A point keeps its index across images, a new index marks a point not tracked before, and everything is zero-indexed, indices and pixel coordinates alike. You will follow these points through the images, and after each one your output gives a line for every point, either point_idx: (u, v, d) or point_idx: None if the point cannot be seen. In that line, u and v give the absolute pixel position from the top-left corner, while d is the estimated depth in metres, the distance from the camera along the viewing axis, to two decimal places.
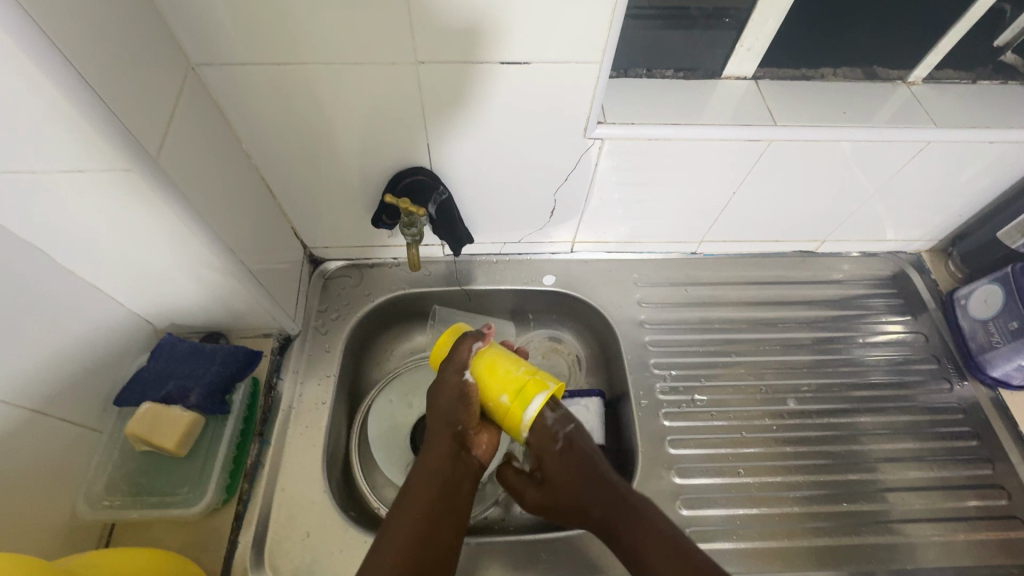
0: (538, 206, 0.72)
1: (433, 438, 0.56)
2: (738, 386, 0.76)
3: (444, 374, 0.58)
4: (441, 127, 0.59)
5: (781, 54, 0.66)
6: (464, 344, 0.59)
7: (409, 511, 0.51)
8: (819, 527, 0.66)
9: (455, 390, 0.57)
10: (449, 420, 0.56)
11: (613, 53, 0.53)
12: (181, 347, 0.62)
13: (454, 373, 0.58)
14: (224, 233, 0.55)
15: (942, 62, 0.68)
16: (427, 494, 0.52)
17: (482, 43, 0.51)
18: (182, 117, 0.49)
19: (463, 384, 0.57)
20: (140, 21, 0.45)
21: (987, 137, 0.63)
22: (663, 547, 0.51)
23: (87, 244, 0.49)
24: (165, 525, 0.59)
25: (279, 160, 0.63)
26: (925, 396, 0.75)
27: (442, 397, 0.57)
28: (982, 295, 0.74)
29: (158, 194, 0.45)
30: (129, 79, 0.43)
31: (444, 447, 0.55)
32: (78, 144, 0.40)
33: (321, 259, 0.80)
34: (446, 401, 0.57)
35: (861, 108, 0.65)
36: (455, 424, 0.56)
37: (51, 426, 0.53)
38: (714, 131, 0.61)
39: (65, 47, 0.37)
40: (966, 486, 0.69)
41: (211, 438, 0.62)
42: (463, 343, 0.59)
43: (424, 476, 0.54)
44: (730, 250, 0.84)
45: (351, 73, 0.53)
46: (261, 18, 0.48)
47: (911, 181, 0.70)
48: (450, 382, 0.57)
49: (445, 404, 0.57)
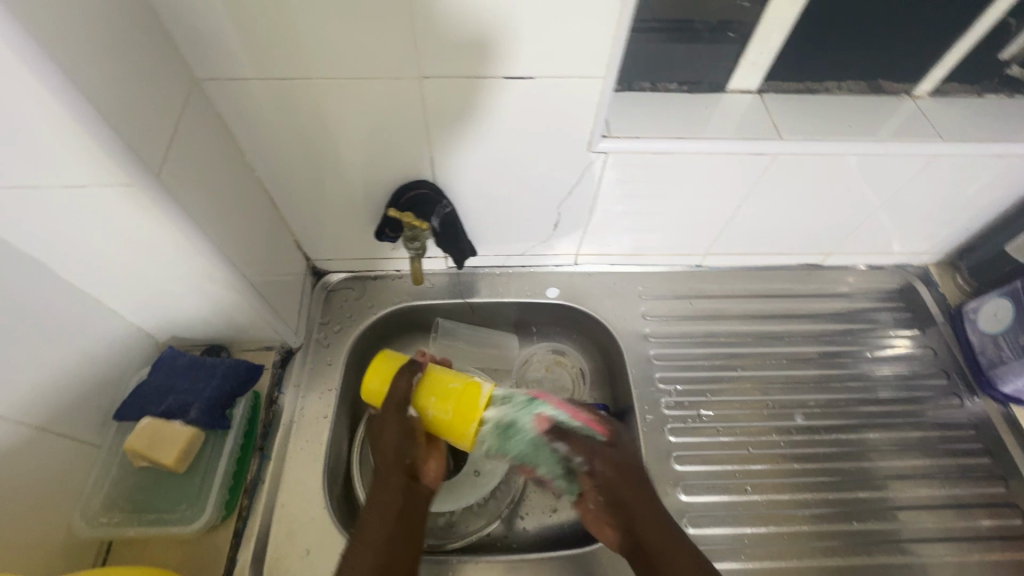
0: (542, 219, 0.71)
1: (382, 476, 0.56)
2: (744, 401, 0.75)
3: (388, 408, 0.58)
4: (446, 140, 0.59)
5: (786, 67, 0.66)
6: (401, 377, 0.59)
7: (367, 537, 0.52)
8: (829, 547, 0.65)
9: (398, 427, 0.57)
10: (396, 454, 0.57)
11: (618, 69, 0.53)
12: (181, 361, 0.62)
13: (394, 409, 0.58)
14: (226, 246, 0.55)
15: (949, 75, 0.68)
16: (376, 521, 0.53)
17: (488, 56, 0.51)
18: (186, 131, 0.49)
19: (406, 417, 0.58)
20: (147, 38, 0.45)
21: (994, 151, 0.62)
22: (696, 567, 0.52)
23: (91, 260, 0.49)
24: (163, 543, 0.58)
25: (282, 174, 0.62)
26: (935, 412, 0.74)
27: (386, 432, 0.58)
28: (991, 310, 0.73)
29: (162, 210, 0.45)
30: (132, 93, 0.42)
31: (393, 478, 0.56)
32: (81, 160, 0.39)
33: (324, 271, 0.79)
34: (388, 440, 0.57)
35: (866, 122, 0.64)
36: (403, 456, 0.57)
37: (49, 442, 0.52)
38: (719, 145, 0.61)
39: (68, 62, 0.36)
40: (979, 505, 0.68)
41: (211, 454, 0.61)
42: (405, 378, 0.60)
43: (377, 504, 0.54)
44: (734, 263, 0.83)
45: (356, 87, 0.53)
46: (267, 33, 0.48)
47: (919, 194, 0.70)
48: (393, 419, 0.58)
49: (390, 439, 0.57)
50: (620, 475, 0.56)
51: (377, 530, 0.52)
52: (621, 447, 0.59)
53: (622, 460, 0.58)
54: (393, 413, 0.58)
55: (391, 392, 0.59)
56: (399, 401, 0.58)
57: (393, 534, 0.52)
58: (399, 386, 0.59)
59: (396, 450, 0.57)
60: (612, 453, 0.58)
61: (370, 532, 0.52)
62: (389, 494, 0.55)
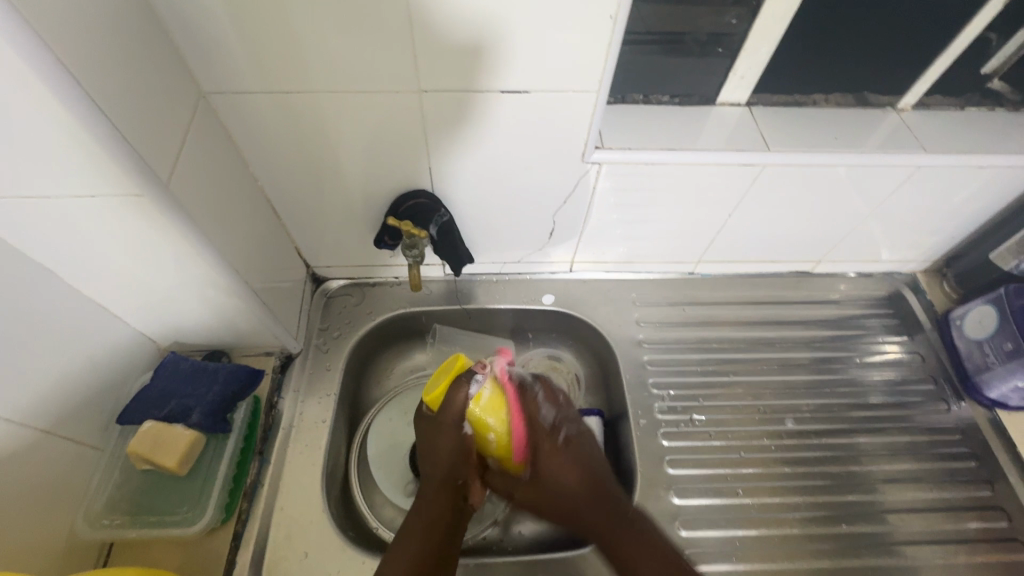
0: (538, 227, 0.73)
1: (432, 490, 0.60)
2: (736, 405, 0.76)
3: (445, 422, 0.60)
4: (444, 150, 0.61)
5: (774, 81, 0.68)
6: (460, 390, 0.59)
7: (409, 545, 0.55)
8: (820, 549, 0.66)
9: (457, 445, 0.60)
10: (448, 471, 0.61)
11: (610, 82, 0.55)
12: (184, 366, 0.63)
13: (454, 424, 0.60)
14: (230, 253, 0.56)
15: (932, 89, 0.70)
16: (420, 534, 0.56)
17: (485, 70, 0.53)
18: (192, 142, 0.51)
19: (465, 434, 0.60)
20: (156, 54, 0.47)
21: (975, 161, 0.64)
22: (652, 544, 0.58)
23: (98, 266, 0.50)
24: (163, 544, 0.59)
25: (284, 183, 0.64)
26: (923, 417, 0.76)
27: (445, 448, 0.61)
28: (977, 316, 0.75)
29: (168, 218, 0.47)
30: (142, 106, 0.44)
31: (442, 494, 0.60)
32: (92, 170, 0.41)
33: (323, 278, 0.81)
34: (442, 454, 0.61)
35: (851, 134, 0.66)
36: (455, 475, 0.61)
37: (53, 444, 0.53)
38: (709, 156, 0.62)
39: (81, 76, 0.38)
40: (967, 508, 0.69)
41: (211, 457, 0.62)
42: (461, 389, 0.59)
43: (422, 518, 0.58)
44: (726, 270, 0.85)
45: (356, 99, 0.55)
46: (271, 48, 0.50)
47: (905, 203, 0.72)
48: (452, 433, 0.60)
49: (446, 455, 0.61)
50: (574, 468, 0.62)
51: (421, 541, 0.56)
52: (574, 440, 0.64)
53: (568, 453, 0.63)
54: (450, 430, 0.60)
55: (448, 406, 0.60)
56: (456, 414, 0.60)
57: (437, 550, 0.56)
58: (457, 400, 0.59)
59: (453, 468, 0.61)
60: (572, 448, 0.64)
61: (413, 541, 0.56)
62: (435, 509, 0.59)
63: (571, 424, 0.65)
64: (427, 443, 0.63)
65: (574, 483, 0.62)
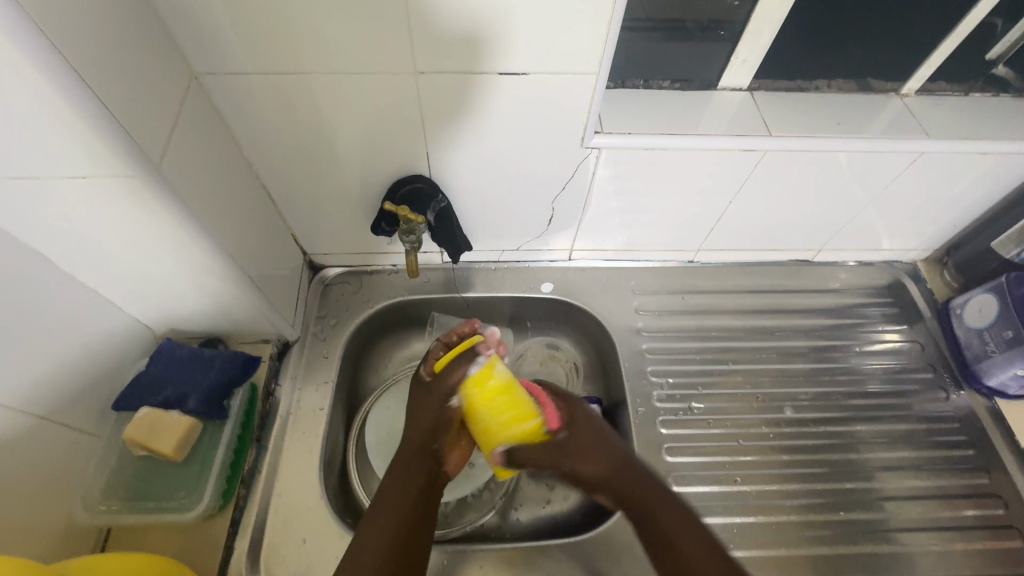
0: (536, 214, 0.72)
1: (406, 457, 0.58)
2: (735, 394, 0.76)
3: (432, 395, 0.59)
4: (441, 135, 0.60)
5: (775, 66, 0.67)
6: (458, 366, 0.59)
7: (384, 510, 0.53)
8: (817, 536, 0.66)
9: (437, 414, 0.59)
10: (425, 438, 0.59)
11: (609, 65, 0.54)
12: (180, 353, 0.62)
13: (440, 396, 0.59)
14: (224, 238, 0.56)
15: (935, 74, 0.69)
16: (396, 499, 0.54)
17: (482, 53, 0.52)
18: (184, 125, 0.50)
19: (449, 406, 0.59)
20: (147, 34, 0.46)
21: (978, 148, 0.64)
22: (695, 532, 0.52)
23: (91, 252, 0.49)
24: (160, 531, 0.59)
25: (280, 168, 0.63)
26: (922, 405, 0.76)
27: (423, 414, 0.59)
28: (977, 304, 0.74)
29: (161, 202, 0.46)
30: (132, 87, 0.43)
31: (419, 459, 0.58)
32: (82, 152, 0.40)
33: (321, 265, 0.80)
34: (424, 420, 0.59)
35: (854, 119, 0.65)
36: (430, 442, 0.59)
37: (49, 431, 0.53)
38: (710, 141, 0.62)
39: (69, 55, 0.37)
40: (964, 496, 0.69)
41: (209, 444, 0.62)
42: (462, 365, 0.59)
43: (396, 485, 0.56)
44: (726, 259, 0.85)
45: (351, 82, 0.54)
46: (264, 29, 0.49)
47: (906, 191, 0.71)
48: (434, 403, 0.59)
49: (425, 425, 0.59)
50: (598, 449, 0.58)
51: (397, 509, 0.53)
52: (588, 421, 0.60)
53: (588, 434, 0.59)
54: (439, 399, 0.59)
55: (445, 376, 0.59)
56: (449, 390, 0.59)
57: (411, 520, 0.53)
58: (456, 374, 0.59)
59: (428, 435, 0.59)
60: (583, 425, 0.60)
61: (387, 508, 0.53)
62: (411, 475, 0.57)
63: (580, 408, 0.62)
64: (412, 409, 0.61)
65: (598, 463, 0.57)
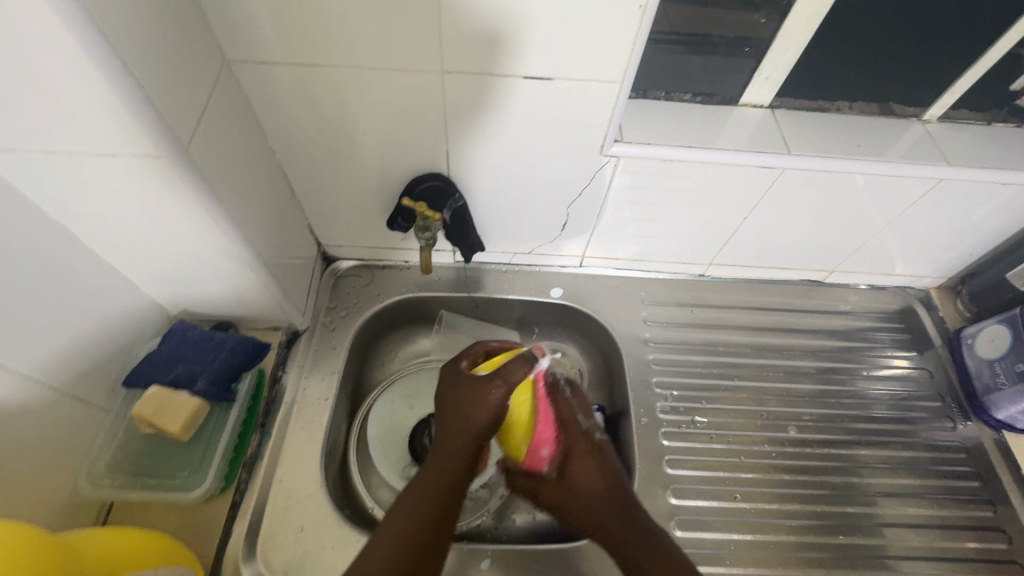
0: (552, 219, 0.73)
1: (456, 444, 0.55)
2: (739, 410, 0.76)
3: (488, 392, 0.56)
4: (462, 134, 0.61)
5: (798, 86, 0.67)
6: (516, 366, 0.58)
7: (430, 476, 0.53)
8: (814, 558, 0.65)
9: (491, 414, 0.56)
10: (476, 430, 0.56)
11: (634, 75, 0.55)
12: (192, 334, 0.63)
13: (498, 396, 0.56)
14: (244, 223, 0.56)
15: (958, 103, 0.69)
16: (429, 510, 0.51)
17: (510, 55, 0.52)
18: (213, 110, 0.51)
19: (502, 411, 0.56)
20: (186, 20, 0.47)
21: (998, 178, 0.63)
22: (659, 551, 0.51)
23: (115, 227, 0.51)
24: (162, 508, 0.59)
25: (300, 159, 0.64)
26: (927, 433, 0.75)
27: (478, 409, 0.56)
28: (989, 335, 0.74)
29: (187, 183, 0.47)
30: (167, 69, 0.44)
31: (465, 452, 0.55)
32: (118, 130, 0.41)
33: (334, 257, 0.81)
34: (478, 415, 0.56)
35: (874, 142, 0.65)
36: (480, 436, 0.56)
37: (59, 401, 0.54)
38: (730, 155, 0.62)
39: (110, 34, 0.38)
40: (966, 527, 0.69)
41: (215, 425, 0.63)
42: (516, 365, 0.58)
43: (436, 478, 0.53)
44: (737, 275, 0.85)
45: (378, 77, 0.55)
46: (299, 23, 0.50)
47: (922, 218, 0.71)
48: (489, 401, 0.56)
49: (480, 416, 0.56)
50: (597, 474, 0.56)
51: (439, 494, 0.52)
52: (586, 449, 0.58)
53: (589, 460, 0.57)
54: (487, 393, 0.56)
55: (501, 374, 0.57)
56: (503, 388, 0.56)
57: (443, 505, 0.52)
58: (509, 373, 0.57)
59: (478, 430, 0.56)
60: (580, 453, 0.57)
61: (438, 487, 0.52)
62: (452, 462, 0.54)
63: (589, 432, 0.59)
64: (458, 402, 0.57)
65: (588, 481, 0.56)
